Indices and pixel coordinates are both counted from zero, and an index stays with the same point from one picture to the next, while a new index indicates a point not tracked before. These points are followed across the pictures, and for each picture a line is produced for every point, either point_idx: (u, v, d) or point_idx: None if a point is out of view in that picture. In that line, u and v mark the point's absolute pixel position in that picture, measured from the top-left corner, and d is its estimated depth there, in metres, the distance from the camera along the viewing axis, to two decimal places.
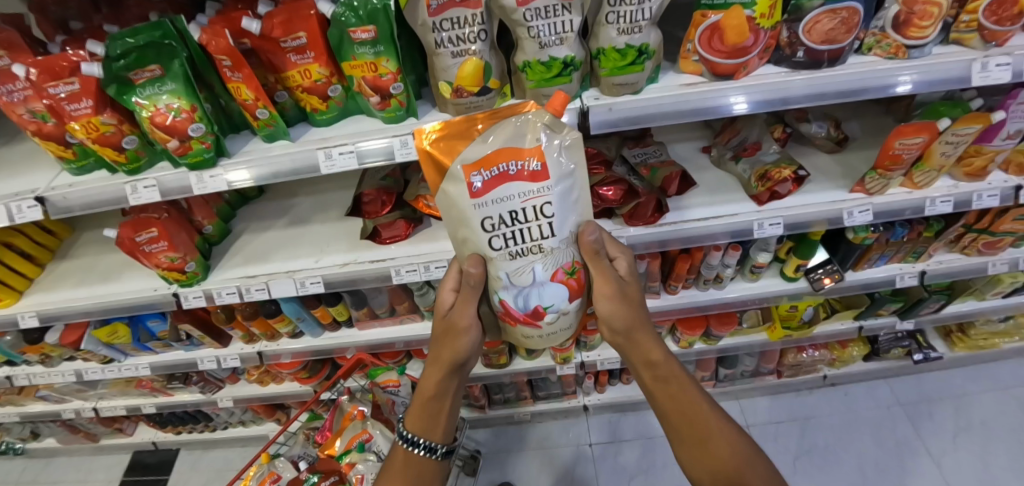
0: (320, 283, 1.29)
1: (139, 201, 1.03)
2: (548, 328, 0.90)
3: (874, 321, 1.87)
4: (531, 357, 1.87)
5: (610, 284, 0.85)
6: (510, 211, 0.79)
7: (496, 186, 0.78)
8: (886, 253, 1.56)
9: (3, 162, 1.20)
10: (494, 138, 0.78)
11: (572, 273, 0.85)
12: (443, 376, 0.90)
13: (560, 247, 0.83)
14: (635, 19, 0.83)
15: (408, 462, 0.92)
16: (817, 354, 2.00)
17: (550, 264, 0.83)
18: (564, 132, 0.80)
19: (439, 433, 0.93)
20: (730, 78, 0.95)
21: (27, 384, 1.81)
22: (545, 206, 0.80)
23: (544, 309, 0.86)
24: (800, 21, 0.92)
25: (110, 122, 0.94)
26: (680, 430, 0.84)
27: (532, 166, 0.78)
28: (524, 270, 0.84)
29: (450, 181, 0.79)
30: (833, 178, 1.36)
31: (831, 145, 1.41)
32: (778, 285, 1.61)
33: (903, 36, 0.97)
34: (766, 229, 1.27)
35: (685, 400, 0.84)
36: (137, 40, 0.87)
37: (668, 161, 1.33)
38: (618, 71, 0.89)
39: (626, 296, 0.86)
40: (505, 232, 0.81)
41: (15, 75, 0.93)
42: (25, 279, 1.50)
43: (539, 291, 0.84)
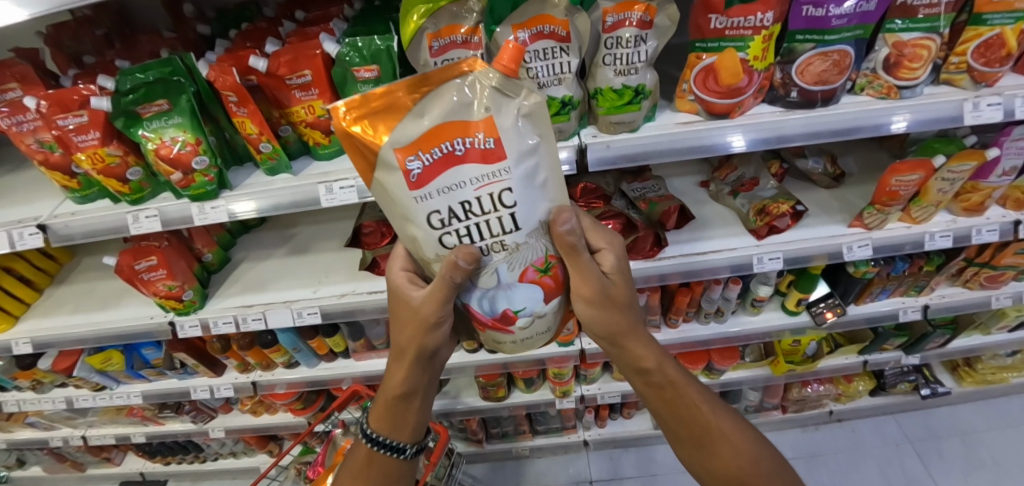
0: (317, 314, 1.28)
1: (140, 231, 1.03)
2: (523, 334, 0.73)
3: (879, 356, 1.85)
4: (530, 390, 1.84)
5: (591, 284, 0.71)
6: (461, 201, 0.64)
7: (440, 171, 0.63)
8: (888, 287, 1.56)
9: (10, 189, 1.22)
10: (432, 112, 0.63)
11: (547, 270, 0.70)
12: (411, 368, 0.81)
13: (528, 242, 0.67)
14: (632, 61, 0.85)
15: (370, 466, 0.94)
16: (821, 389, 1.96)
17: (517, 261, 0.68)
18: (520, 97, 0.65)
19: (404, 433, 0.91)
20: (726, 117, 0.96)
21: (15, 411, 1.77)
22: (504, 194, 0.64)
23: (515, 313, 0.70)
24: (792, 63, 0.94)
25: (116, 153, 0.97)
26: (678, 430, 0.85)
27: (484, 143, 0.63)
28: (486, 272, 0.68)
29: (385, 169, 0.65)
30: (831, 213, 1.37)
31: (829, 181, 1.43)
32: (779, 319, 1.60)
33: (894, 77, 0.99)
34: (766, 264, 1.28)
35: (684, 405, 0.84)
36: (146, 76, 0.89)
37: (666, 196, 1.34)
38: (616, 110, 0.90)
39: (613, 300, 0.74)
40: (458, 226, 0.65)
41: (27, 106, 0.95)
42: (22, 304, 1.50)
43: (506, 294, 0.69)
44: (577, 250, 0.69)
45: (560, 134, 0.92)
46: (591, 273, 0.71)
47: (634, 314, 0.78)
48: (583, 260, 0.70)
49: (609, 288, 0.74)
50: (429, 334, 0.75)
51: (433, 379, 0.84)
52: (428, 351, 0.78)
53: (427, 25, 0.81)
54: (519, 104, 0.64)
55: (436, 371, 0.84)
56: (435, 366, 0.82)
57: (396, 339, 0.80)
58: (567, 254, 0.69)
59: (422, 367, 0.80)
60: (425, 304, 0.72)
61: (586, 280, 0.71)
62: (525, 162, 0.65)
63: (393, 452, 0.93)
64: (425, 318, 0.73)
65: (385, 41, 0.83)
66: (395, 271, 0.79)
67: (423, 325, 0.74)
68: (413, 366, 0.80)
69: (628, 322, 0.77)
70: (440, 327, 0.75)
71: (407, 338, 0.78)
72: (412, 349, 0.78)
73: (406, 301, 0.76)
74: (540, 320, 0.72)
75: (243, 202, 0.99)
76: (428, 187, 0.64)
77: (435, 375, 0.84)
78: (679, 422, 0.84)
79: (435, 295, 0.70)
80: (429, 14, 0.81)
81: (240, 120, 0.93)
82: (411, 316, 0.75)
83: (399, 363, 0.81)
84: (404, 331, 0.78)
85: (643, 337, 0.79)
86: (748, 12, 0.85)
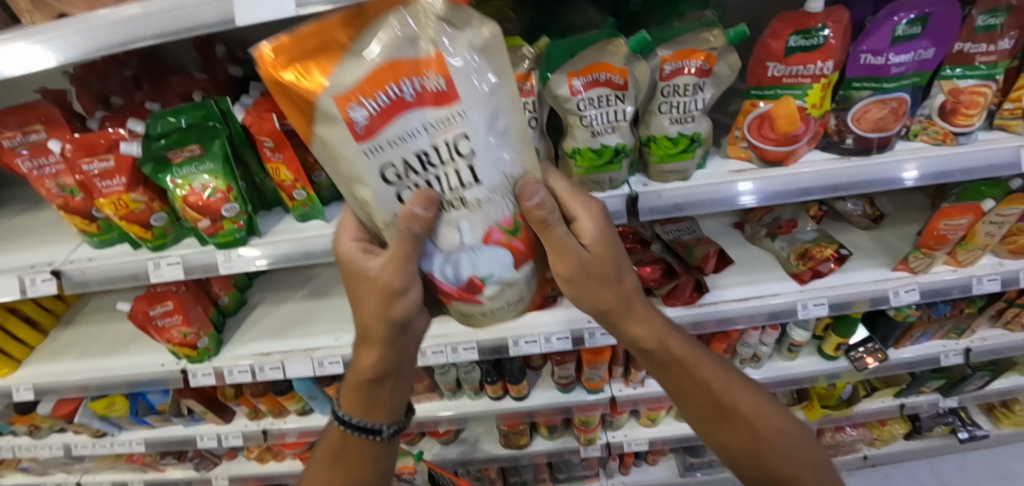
0: (339, 364, 1.22)
1: (160, 279, 0.98)
2: (491, 305, 0.67)
3: (916, 399, 1.75)
4: (553, 436, 1.75)
5: (568, 256, 0.67)
6: (415, 154, 0.55)
7: (390, 121, 0.54)
8: (929, 330, 1.48)
9: (24, 231, 1.17)
10: (373, 49, 0.53)
11: (514, 231, 0.63)
12: (387, 341, 0.75)
13: (491, 197, 0.59)
14: (689, 109, 0.82)
15: (349, 436, 0.93)
16: (856, 434, 1.86)
17: (481, 220, 0.60)
18: (472, 30, 0.55)
19: (380, 412, 0.89)
20: (781, 165, 0.92)
21: (8, 457, 1.67)
22: (460, 142, 0.56)
23: (481, 280, 0.63)
24: (848, 110, 0.91)
25: (141, 199, 0.92)
26: (693, 400, 0.91)
27: (436, 85, 0.54)
28: (448, 230, 0.61)
29: (326, 121, 0.54)
30: (874, 254, 1.30)
31: (867, 222, 1.37)
32: (817, 365, 1.51)
33: (949, 123, 0.95)
34: (811, 309, 1.21)
35: (694, 370, 0.89)
36: (179, 120, 0.85)
37: (704, 239, 1.28)
38: (669, 158, 0.87)
39: (600, 274, 0.72)
40: (414, 182, 0.57)
41: (50, 149, 0.91)
42: (25, 347, 1.43)
43: (470, 256, 0.62)
44: (553, 223, 0.64)
45: (609, 183, 0.89)
46: (574, 248, 0.67)
47: (626, 286, 0.76)
48: (561, 234, 0.66)
49: (592, 262, 0.70)
50: (394, 304, 0.68)
51: (411, 345, 0.78)
52: (404, 321, 0.71)
53: None
54: (472, 37, 0.55)
55: (415, 336, 0.77)
56: (411, 334, 0.76)
57: (362, 319, 0.74)
58: (540, 228, 0.64)
59: (396, 337, 0.75)
60: (388, 274, 0.64)
61: (567, 259, 0.67)
62: (483, 106, 0.56)
63: (371, 433, 0.91)
64: (388, 288, 0.66)
65: None
66: (346, 242, 0.70)
67: (387, 295, 0.67)
68: (387, 336, 0.74)
69: (616, 296, 0.76)
70: (407, 295, 0.67)
71: (374, 311, 0.71)
72: (381, 324, 0.72)
73: (362, 278, 0.69)
74: (509, 285, 0.65)
75: (272, 251, 0.94)
76: (378, 138, 0.54)
77: (413, 344, 0.78)
78: (695, 388, 0.91)
79: (398, 257, 0.62)
80: None
81: (274, 167, 0.89)
82: (375, 291, 0.67)
83: (371, 338, 0.75)
84: (368, 306, 0.71)
85: (637, 304, 0.80)
86: (807, 60, 0.83)
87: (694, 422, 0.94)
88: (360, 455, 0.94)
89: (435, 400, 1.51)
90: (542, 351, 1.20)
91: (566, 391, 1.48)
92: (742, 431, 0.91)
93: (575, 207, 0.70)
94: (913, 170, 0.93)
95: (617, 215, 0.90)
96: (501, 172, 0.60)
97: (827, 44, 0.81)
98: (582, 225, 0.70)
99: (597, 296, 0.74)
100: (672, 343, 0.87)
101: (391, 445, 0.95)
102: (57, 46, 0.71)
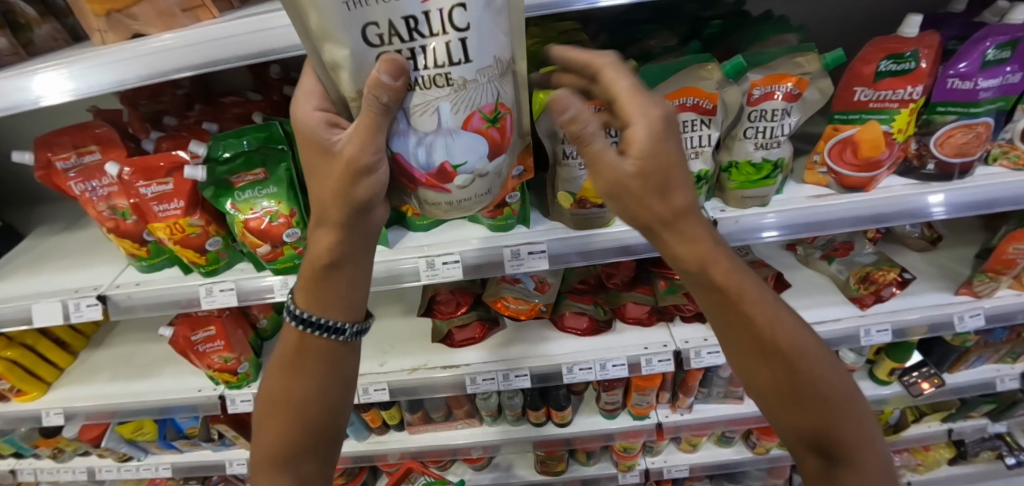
0: (385, 391, 1.17)
1: (212, 305, 0.93)
2: (460, 197, 0.63)
3: (964, 423, 1.70)
4: (590, 462, 1.69)
5: (608, 166, 0.54)
6: (404, 17, 0.50)
7: None
8: (984, 355, 1.44)
9: (66, 252, 1.14)
10: None
11: (494, 120, 0.59)
12: (337, 233, 0.63)
13: (477, 80, 0.55)
14: (775, 134, 0.79)
15: (298, 374, 0.75)
16: (899, 459, 1.81)
17: (461, 102, 0.56)
18: None
19: (342, 310, 0.72)
20: (860, 191, 0.88)
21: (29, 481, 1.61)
22: (455, 10, 0.51)
23: (454, 169, 0.59)
24: (931, 134, 0.88)
25: (198, 223, 0.88)
26: (738, 339, 0.63)
27: None
28: (426, 105, 0.56)
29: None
30: (934, 279, 1.27)
31: (924, 244, 1.33)
32: (868, 390, 1.47)
33: None
34: (874, 336, 1.17)
35: (746, 305, 0.60)
36: (242, 142, 0.81)
37: (760, 262, 1.22)
38: (749, 185, 0.83)
39: (636, 190, 0.54)
40: (399, 51, 0.52)
41: (105, 171, 0.87)
42: (55, 369, 1.38)
43: (446, 141, 0.58)
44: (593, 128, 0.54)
45: None
46: (620, 163, 0.54)
47: (684, 204, 0.56)
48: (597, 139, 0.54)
49: (641, 174, 0.54)
50: (358, 182, 0.58)
51: (367, 253, 0.68)
52: (363, 212, 0.62)
53: None
54: None
55: (371, 242, 0.68)
56: (369, 232, 0.66)
57: (316, 208, 0.63)
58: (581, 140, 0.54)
59: (349, 229, 0.63)
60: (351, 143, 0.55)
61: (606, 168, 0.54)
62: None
63: (331, 334, 0.73)
64: (354, 164, 0.56)
65: None
66: (306, 110, 0.58)
67: (350, 174, 0.57)
68: (342, 237, 0.64)
69: (660, 205, 0.55)
70: (377, 173, 0.58)
71: (329, 198, 0.60)
72: (338, 208, 0.61)
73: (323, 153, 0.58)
74: (481, 178, 0.62)
75: None
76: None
77: (371, 242, 0.67)
78: (742, 325, 0.61)
79: (366, 129, 0.54)
80: None
81: None
82: (334, 163, 0.57)
83: (323, 229, 0.64)
84: (322, 191, 0.60)
85: (699, 228, 0.58)
86: (897, 85, 0.80)
87: (754, 384, 0.65)
88: (311, 405, 0.75)
89: (475, 426, 1.46)
90: (596, 378, 1.16)
91: (611, 417, 1.42)
92: (817, 414, 0.62)
93: (647, 119, 0.54)
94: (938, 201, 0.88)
95: None
96: (490, 56, 0.55)
97: (918, 69, 0.78)
98: (636, 133, 0.54)
99: (635, 218, 0.57)
100: (722, 259, 0.59)
101: (347, 388, 0.78)
102: (131, 68, 0.67)
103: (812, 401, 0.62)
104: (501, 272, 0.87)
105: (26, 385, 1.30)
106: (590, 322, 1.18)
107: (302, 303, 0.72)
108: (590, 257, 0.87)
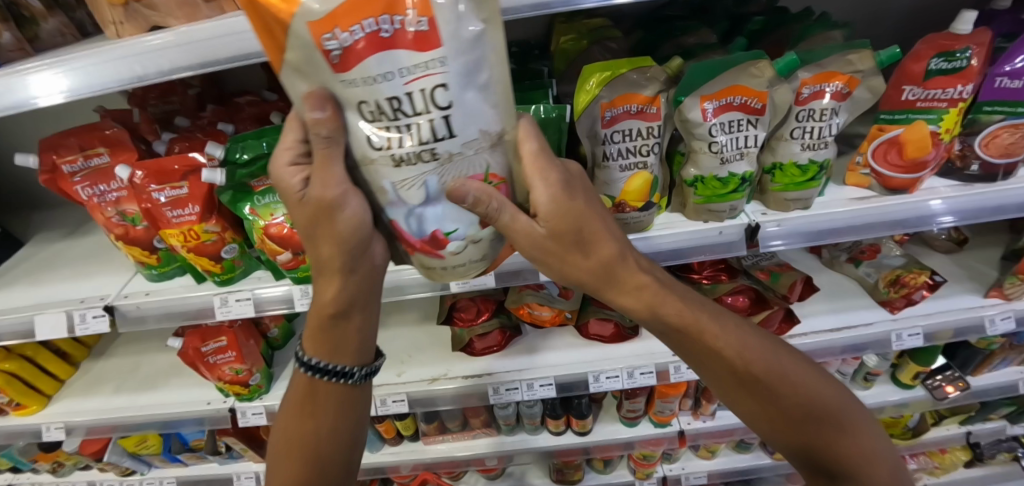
0: (404, 402, 1.12)
1: (227, 315, 0.88)
2: (454, 262, 0.58)
3: (983, 426, 1.68)
4: (607, 470, 1.65)
5: (523, 233, 0.55)
6: (385, 97, 0.46)
7: (362, 55, 0.44)
8: (1007, 358, 1.42)
9: (70, 260, 1.09)
10: None
11: (486, 191, 0.54)
12: (343, 282, 0.61)
13: (464, 153, 0.50)
14: (822, 134, 0.76)
15: (311, 419, 0.71)
16: (917, 463, 1.79)
17: (449, 176, 0.51)
18: None
19: (351, 355, 0.69)
20: (905, 191, 0.86)
21: None
22: (437, 91, 0.46)
23: (445, 236, 0.55)
24: (976, 135, 0.86)
25: (214, 230, 0.84)
26: (715, 376, 0.65)
27: (415, 23, 0.44)
28: (411, 178, 0.51)
29: (299, 52, 0.45)
30: (962, 281, 1.24)
31: (951, 246, 1.32)
32: (892, 394, 1.44)
33: None
34: (905, 341, 1.14)
35: (709, 339, 0.63)
36: (263, 144, 0.77)
37: (786, 264, 1.20)
38: (794, 187, 0.80)
39: (551, 252, 0.58)
40: (382, 127, 0.48)
41: (114, 175, 0.82)
42: (55, 381, 1.33)
43: (433, 213, 0.53)
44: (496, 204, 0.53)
45: (730, 212, 0.82)
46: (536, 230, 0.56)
47: (604, 251, 0.59)
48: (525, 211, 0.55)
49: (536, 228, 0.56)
50: (336, 221, 0.55)
51: (377, 290, 0.65)
52: (364, 252, 0.59)
53: (603, 94, 0.72)
54: None
55: (377, 280, 0.64)
56: (375, 272, 0.62)
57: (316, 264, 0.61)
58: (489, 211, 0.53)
59: (345, 274, 0.60)
60: (321, 180, 0.53)
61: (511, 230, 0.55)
62: (468, 54, 0.46)
63: (341, 378, 0.70)
64: (328, 203, 0.54)
65: (553, 111, 0.72)
66: (281, 167, 0.56)
67: (330, 214, 0.54)
68: (342, 282, 0.61)
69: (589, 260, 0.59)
70: (352, 206, 0.55)
71: (325, 248, 0.58)
72: (335, 255, 0.58)
73: (303, 211, 0.56)
74: (474, 243, 0.57)
75: None
76: (350, 72, 0.45)
77: (379, 281, 0.64)
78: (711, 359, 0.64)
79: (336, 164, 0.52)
80: (608, 82, 0.71)
81: None
82: (316, 211, 0.55)
83: (324, 282, 0.62)
84: (315, 242, 0.58)
85: (632, 268, 0.61)
86: (947, 84, 0.77)
87: (747, 413, 0.67)
88: (325, 451, 0.72)
89: (492, 435, 1.41)
90: (623, 387, 1.12)
91: (632, 425, 1.38)
92: (817, 431, 0.63)
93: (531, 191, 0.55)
94: (940, 205, 0.85)
95: (735, 247, 0.84)
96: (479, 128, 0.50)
97: (969, 67, 0.75)
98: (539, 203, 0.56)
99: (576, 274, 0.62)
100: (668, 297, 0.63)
101: (361, 428, 0.76)
102: (153, 61, 0.61)
103: (809, 419, 0.63)
104: (534, 279, 0.84)
105: (25, 398, 1.24)
106: (615, 329, 1.15)
107: (310, 351, 0.69)
108: None
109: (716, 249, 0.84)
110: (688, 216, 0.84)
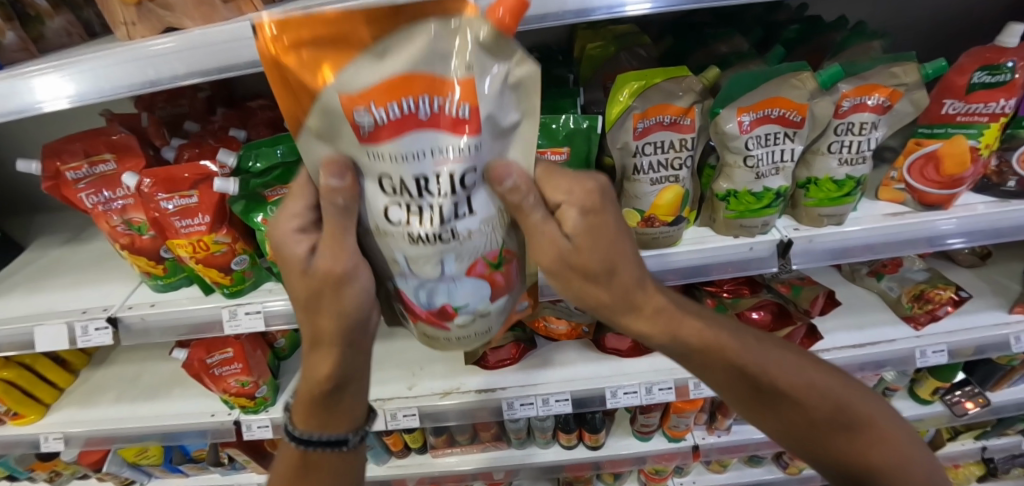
0: (415, 416, 1.09)
1: (236, 329, 0.85)
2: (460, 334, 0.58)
3: (998, 441, 1.65)
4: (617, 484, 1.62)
5: (548, 249, 0.54)
6: (414, 176, 0.46)
7: (396, 134, 0.45)
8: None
9: (73, 268, 1.05)
10: (394, 56, 0.44)
11: (499, 265, 0.54)
12: (333, 357, 0.58)
13: (482, 231, 0.51)
14: (861, 149, 0.73)
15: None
16: None
17: (465, 254, 0.51)
18: (508, 60, 0.46)
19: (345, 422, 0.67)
20: (939, 207, 0.83)
21: None
22: (466, 174, 0.47)
23: (455, 309, 0.55)
24: (1014, 150, 0.83)
25: (224, 240, 0.80)
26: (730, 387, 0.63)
27: (457, 110, 0.45)
28: (422, 255, 0.50)
29: (322, 118, 0.45)
30: (986, 296, 1.21)
31: (974, 260, 1.30)
32: (910, 410, 1.42)
33: None
34: (930, 358, 1.12)
35: (728, 354, 0.60)
36: (278, 152, 0.74)
37: (808, 279, 1.16)
38: (828, 202, 0.77)
39: (574, 271, 0.55)
40: (404, 202, 0.48)
41: (120, 183, 0.79)
42: (54, 389, 1.29)
43: (447, 287, 0.53)
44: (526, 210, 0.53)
45: (762, 227, 0.79)
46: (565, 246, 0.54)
47: (622, 269, 0.56)
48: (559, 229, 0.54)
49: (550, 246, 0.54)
50: (340, 296, 0.53)
51: (367, 364, 0.63)
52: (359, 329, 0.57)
53: (635, 105, 0.69)
54: (507, 69, 0.46)
55: (369, 355, 0.62)
56: (366, 349, 0.60)
57: (308, 328, 0.58)
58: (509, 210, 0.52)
59: (338, 350, 0.58)
60: (327, 249, 0.51)
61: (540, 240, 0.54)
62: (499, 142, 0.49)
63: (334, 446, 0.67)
64: (332, 273, 0.52)
65: (584, 120, 0.69)
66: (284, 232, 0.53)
67: (332, 287, 0.53)
68: (334, 351, 0.58)
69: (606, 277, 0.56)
70: (357, 280, 0.53)
71: (320, 320, 0.56)
72: (330, 329, 0.56)
73: (302, 282, 0.54)
74: (482, 316, 0.56)
75: None
76: (380, 146, 0.45)
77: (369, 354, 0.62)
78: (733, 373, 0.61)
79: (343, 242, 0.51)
80: (640, 92, 0.69)
81: None
82: (315, 283, 0.53)
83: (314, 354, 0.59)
84: (311, 311, 0.56)
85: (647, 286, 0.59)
86: (989, 98, 0.74)
87: (766, 424, 0.65)
88: None
89: (502, 449, 1.38)
90: (641, 402, 1.08)
91: (646, 439, 1.35)
92: (838, 432, 0.62)
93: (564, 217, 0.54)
94: (951, 226, 0.82)
95: (766, 263, 0.81)
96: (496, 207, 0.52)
97: (1013, 81, 0.72)
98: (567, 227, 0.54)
99: (595, 298, 0.58)
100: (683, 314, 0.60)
101: None
102: (166, 66, 0.58)
103: (827, 422, 0.62)
104: None
105: (23, 408, 1.21)
106: (633, 343, 1.12)
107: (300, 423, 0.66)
108: (654, 278, 0.81)
109: (746, 265, 0.81)
110: (718, 231, 0.81)
